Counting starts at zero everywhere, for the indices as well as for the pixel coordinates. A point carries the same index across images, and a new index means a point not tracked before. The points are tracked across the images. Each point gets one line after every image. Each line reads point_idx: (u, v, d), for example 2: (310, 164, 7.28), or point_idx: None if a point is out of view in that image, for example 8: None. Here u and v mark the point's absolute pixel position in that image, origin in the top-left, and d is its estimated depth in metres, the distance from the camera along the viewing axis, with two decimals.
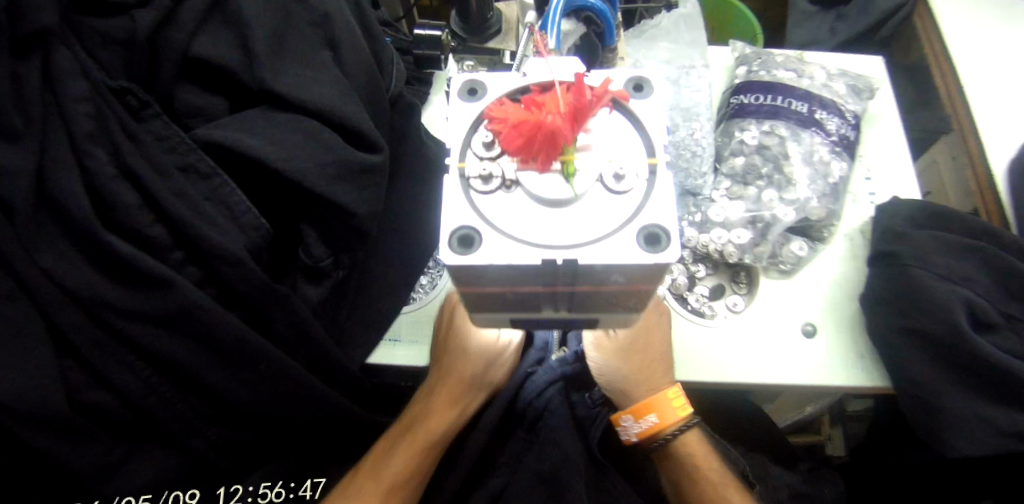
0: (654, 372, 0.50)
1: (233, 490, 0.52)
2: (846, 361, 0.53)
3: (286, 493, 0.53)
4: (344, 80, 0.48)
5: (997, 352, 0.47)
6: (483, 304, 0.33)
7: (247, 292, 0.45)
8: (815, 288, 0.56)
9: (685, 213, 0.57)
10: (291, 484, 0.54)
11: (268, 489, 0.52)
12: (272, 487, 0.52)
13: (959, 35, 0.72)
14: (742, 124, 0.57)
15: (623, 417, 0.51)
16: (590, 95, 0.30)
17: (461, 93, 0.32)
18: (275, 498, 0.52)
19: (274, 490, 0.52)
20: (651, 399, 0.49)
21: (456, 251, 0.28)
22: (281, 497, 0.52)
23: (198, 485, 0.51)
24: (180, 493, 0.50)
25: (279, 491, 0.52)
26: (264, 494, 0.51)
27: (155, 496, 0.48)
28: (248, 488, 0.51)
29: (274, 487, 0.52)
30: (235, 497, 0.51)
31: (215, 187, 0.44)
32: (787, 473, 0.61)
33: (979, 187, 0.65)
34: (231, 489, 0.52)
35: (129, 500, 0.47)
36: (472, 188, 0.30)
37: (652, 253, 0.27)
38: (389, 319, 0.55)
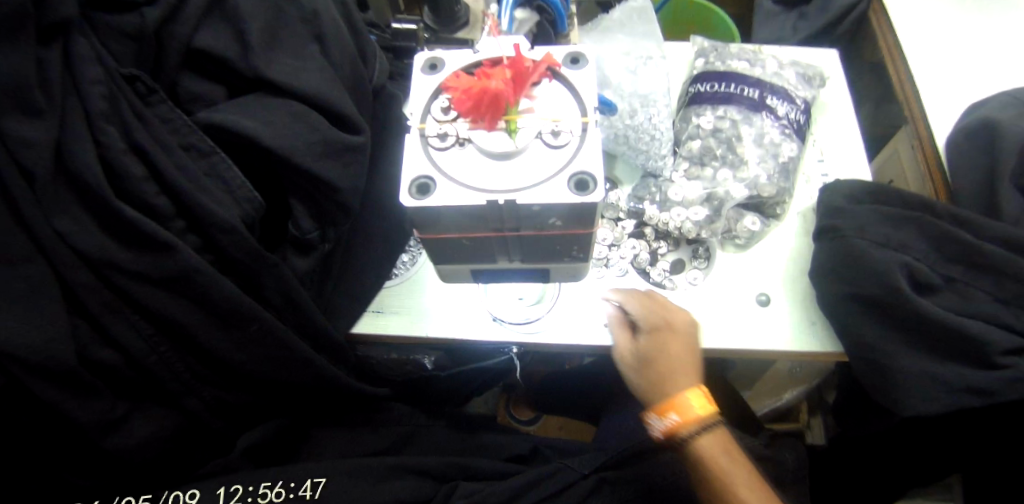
0: (683, 374, 0.50)
1: (233, 489, 0.55)
2: (796, 327, 0.57)
3: (285, 493, 0.55)
4: (330, 69, 0.53)
5: (937, 310, 0.51)
6: (445, 255, 0.38)
7: (241, 259, 0.49)
8: (768, 261, 0.60)
9: (648, 193, 0.61)
10: (291, 484, 0.56)
11: (268, 490, 0.55)
12: (271, 488, 0.56)
13: (908, 31, 0.77)
14: (698, 110, 0.61)
15: (648, 417, 0.52)
16: (529, 65, 0.35)
17: (422, 68, 0.37)
18: (275, 497, 0.55)
19: (274, 490, 0.55)
20: (671, 397, 0.50)
21: (414, 197, 0.33)
22: (280, 497, 0.55)
23: (192, 444, 0.56)
24: (178, 492, 0.56)
25: (279, 491, 0.55)
26: (264, 494, 0.55)
27: (154, 495, 0.56)
28: (248, 489, 0.55)
29: (274, 487, 0.56)
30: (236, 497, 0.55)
31: (214, 163, 0.49)
32: (752, 440, 0.65)
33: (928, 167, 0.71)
34: (231, 490, 0.55)
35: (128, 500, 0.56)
36: (431, 146, 0.35)
37: (581, 195, 0.32)
38: (373, 291, 0.59)
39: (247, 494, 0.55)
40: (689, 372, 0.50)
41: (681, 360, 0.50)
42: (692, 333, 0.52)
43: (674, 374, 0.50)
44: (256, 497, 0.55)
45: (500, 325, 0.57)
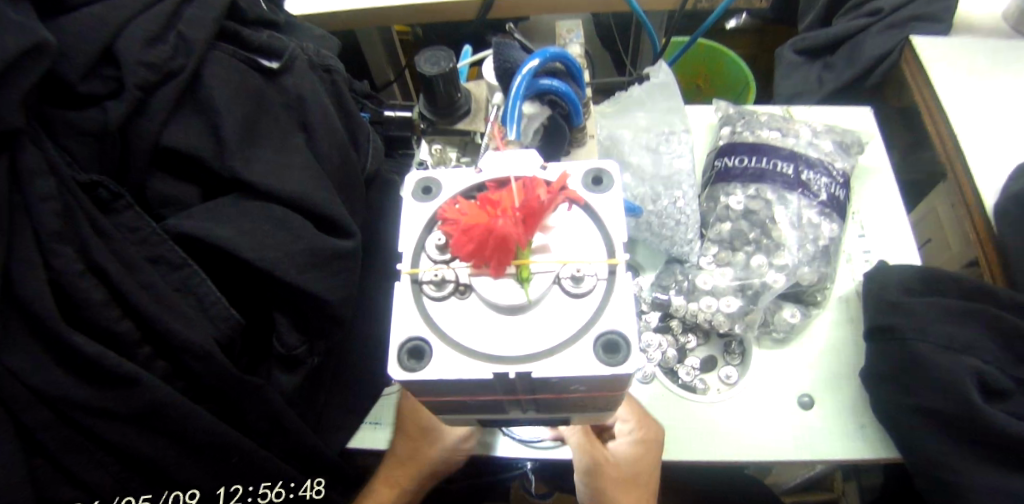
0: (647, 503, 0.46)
1: (234, 489, 0.48)
2: (845, 433, 0.50)
3: (285, 493, 0.49)
4: (316, 164, 0.48)
5: (1017, 425, 0.43)
6: (445, 410, 0.32)
7: (219, 386, 0.43)
8: (812, 357, 0.53)
9: (674, 282, 0.54)
10: (291, 483, 0.49)
11: (268, 489, 0.48)
12: (272, 488, 0.48)
13: (948, 83, 0.71)
14: (727, 188, 0.55)
15: None
16: (545, 193, 0.29)
17: (414, 193, 0.32)
18: (274, 498, 0.49)
19: (274, 490, 0.48)
20: None
21: (405, 366, 0.26)
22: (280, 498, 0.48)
23: None
24: (179, 492, 0.46)
25: (279, 491, 0.48)
26: (264, 494, 0.48)
27: (155, 495, 0.45)
28: (248, 487, 0.48)
29: (274, 488, 0.48)
30: (235, 497, 0.48)
31: (186, 277, 0.43)
32: None
33: (977, 235, 0.64)
34: (231, 489, 0.48)
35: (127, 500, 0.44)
36: (425, 295, 0.29)
37: (609, 364, 0.26)
38: (365, 401, 0.53)
39: (247, 493, 0.49)
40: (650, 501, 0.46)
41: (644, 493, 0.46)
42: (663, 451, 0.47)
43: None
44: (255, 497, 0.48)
45: (516, 443, 0.48)
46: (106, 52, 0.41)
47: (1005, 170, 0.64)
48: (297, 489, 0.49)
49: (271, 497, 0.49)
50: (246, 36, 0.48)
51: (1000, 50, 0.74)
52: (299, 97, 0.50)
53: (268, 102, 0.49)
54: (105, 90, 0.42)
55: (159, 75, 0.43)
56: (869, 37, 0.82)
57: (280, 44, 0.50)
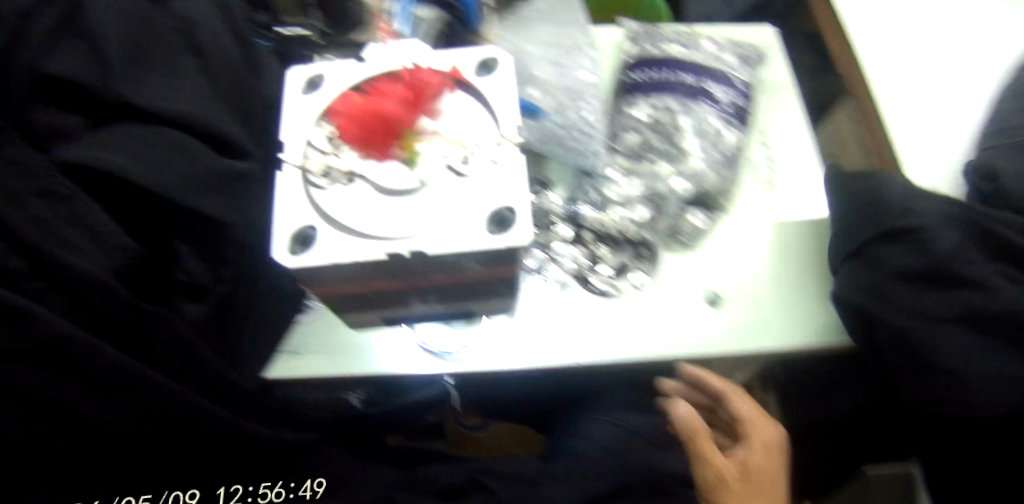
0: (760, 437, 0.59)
1: (233, 490, 0.53)
2: (751, 326, 0.54)
3: (286, 493, 0.53)
4: (211, 87, 0.46)
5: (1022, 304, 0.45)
6: (349, 305, 0.32)
7: (116, 315, 0.41)
8: (716, 257, 0.57)
9: (582, 195, 0.57)
10: (291, 484, 0.53)
11: (267, 489, 0.53)
12: (271, 488, 0.53)
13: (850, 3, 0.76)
14: (632, 100, 0.57)
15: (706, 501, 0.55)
16: (426, 77, 0.30)
17: (301, 88, 0.31)
18: (275, 498, 0.53)
19: (274, 490, 0.53)
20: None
21: (294, 252, 0.27)
22: (280, 497, 0.53)
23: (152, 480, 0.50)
24: (180, 493, 0.51)
25: (279, 491, 0.53)
26: (264, 494, 0.53)
27: (155, 496, 0.51)
28: (248, 488, 0.53)
29: (274, 487, 0.53)
30: (236, 498, 0.53)
31: (78, 210, 0.39)
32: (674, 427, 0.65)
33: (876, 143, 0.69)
34: (231, 489, 0.53)
35: (128, 500, 0.50)
36: (312, 184, 0.28)
37: (501, 235, 0.27)
38: (278, 334, 0.52)
39: (247, 493, 0.53)
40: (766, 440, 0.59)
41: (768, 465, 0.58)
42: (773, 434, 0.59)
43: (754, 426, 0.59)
44: (256, 496, 0.53)
45: (431, 357, 0.51)
46: None
47: (899, 76, 0.69)
48: (297, 489, 0.53)
49: (272, 496, 0.53)
50: None
51: None
52: (187, 18, 0.47)
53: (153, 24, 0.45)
54: None
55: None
56: None
57: None
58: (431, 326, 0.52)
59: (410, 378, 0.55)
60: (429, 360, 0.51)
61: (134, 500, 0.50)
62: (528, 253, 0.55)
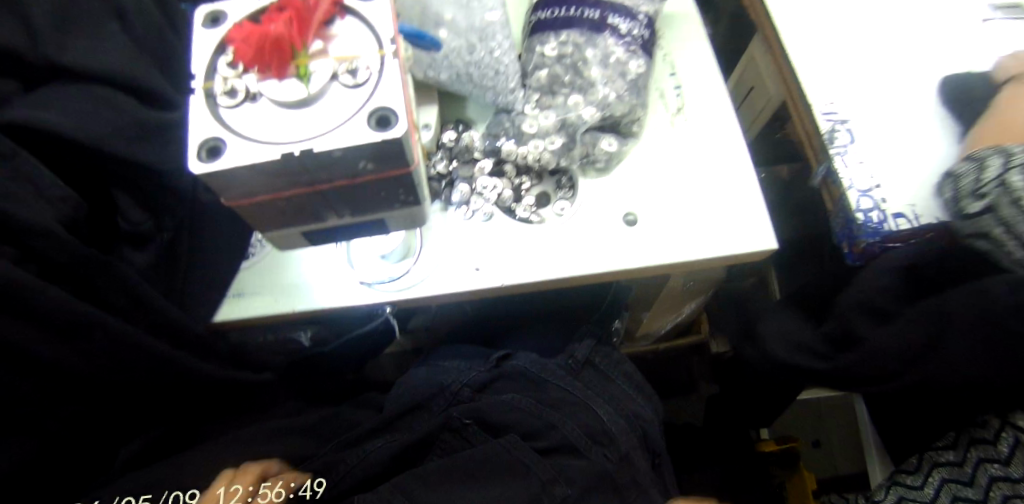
0: None
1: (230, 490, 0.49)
2: (666, 240, 0.60)
3: (286, 494, 0.50)
4: (134, 48, 0.49)
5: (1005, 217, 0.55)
6: (267, 219, 0.36)
7: (66, 263, 0.43)
8: (628, 178, 0.62)
9: (502, 130, 0.60)
10: (291, 484, 0.51)
11: (267, 489, 0.50)
12: (272, 487, 0.50)
13: None
14: (542, 38, 0.61)
15: None
16: (311, 2, 0.33)
17: (204, 22, 0.34)
18: (275, 498, 0.49)
19: (274, 490, 0.50)
20: None
21: (202, 160, 0.30)
22: (281, 497, 0.50)
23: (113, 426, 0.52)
24: (180, 492, 0.49)
25: (279, 492, 0.50)
26: (264, 494, 0.49)
27: (155, 495, 0.48)
28: (247, 489, 0.49)
29: (275, 487, 0.50)
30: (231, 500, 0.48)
31: (20, 164, 0.42)
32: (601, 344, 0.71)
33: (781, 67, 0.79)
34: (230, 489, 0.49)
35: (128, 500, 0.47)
36: (219, 104, 0.32)
37: (382, 132, 0.31)
38: (227, 276, 0.57)
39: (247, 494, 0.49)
40: None
41: None
42: None
43: None
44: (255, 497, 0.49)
45: (361, 287, 0.56)
46: None
47: (803, 18, 0.78)
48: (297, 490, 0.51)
49: (272, 496, 0.49)
50: None
51: None
52: None
53: None
54: None
55: None
56: None
57: None
58: (363, 259, 0.56)
59: (349, 311, 0.59)
60: (359, 291, 0.55)
61: (134, 500, 0.47)
62: (453, 188, 0.60)
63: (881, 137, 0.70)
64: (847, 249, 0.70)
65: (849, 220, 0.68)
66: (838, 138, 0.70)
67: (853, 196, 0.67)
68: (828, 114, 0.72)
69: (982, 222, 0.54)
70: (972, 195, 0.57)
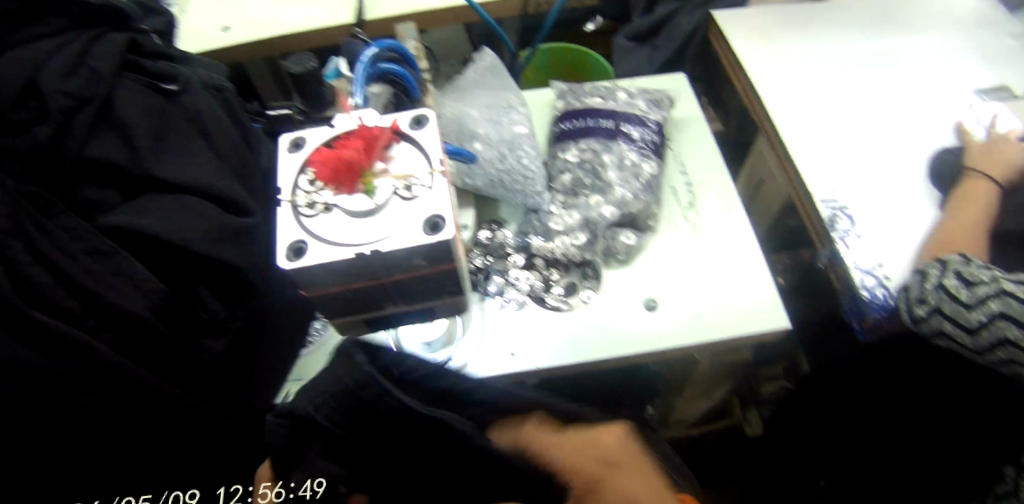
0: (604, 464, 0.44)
1: (233, 490, 0.54)
2: (686, 323, 0.64)
3: (286, 493, 0.56)
4: (218, 162, 0.58)
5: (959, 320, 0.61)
6: (334, 308, 0.42)
7: (155, 347, 0.51)
8: (649, 268, 0.68)
9: (532, 228, 0.68)
10: None
11: (269, 489, 0.55)
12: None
13: (751, 53, 0.93)
14: (564, 147, 0.70)
15: None
16: (376, 133, 0.41)
17: (287, 148, 0.42)
18: (275, 497, 0.55)
19: (274, 491, 0.56)
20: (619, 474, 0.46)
21: (290, 259, 0.37)
22: (279, 497, 0.55)
23: (187, 486, 0.55)
24: (181, 493, 0.53)
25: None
26: (265, 493, 0.55)
27: (157, 497, 0.52)
28: (249, 490, 0.55)
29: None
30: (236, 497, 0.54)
31: (121, 263, 0.50)
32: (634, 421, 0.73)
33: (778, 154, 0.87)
34: (231, 489, 0.55)
35: (129, 501, 0.50)
36: (302, 215, 0.39)
37: (434, 235, 0.37)
38: (285, 361, 0.62)
39: (246, 493, 0.54)
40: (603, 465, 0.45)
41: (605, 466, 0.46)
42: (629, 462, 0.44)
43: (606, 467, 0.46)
44: (257, 494, 0.54)
45: None
46: (29, 84, 0.48)
47: (801, 117, 0.86)
48: None
49: None
50: (145, 64, 0.57)
51: (767, 28, 0.96)
52: (196, 110, 0.59)
53: (169, 116, 0.57)
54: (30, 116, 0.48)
55: (76, 101, 0.50)
56: (682, 17, 1.02)
57: (173, 70, 0.59)
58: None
59: None
60: None
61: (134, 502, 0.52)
62: (489, 279, 0.65)
63: (879, 220, 0.75)
64: (858, 324, 0.76)
65: (855, 297, 0.73)
66: (841, 223, 0.76)
67: (856, 274, 0.71)
68: (828, 201, 0.78)
69: (933, 324, 0.63)
70: (918, 300, 0.64)
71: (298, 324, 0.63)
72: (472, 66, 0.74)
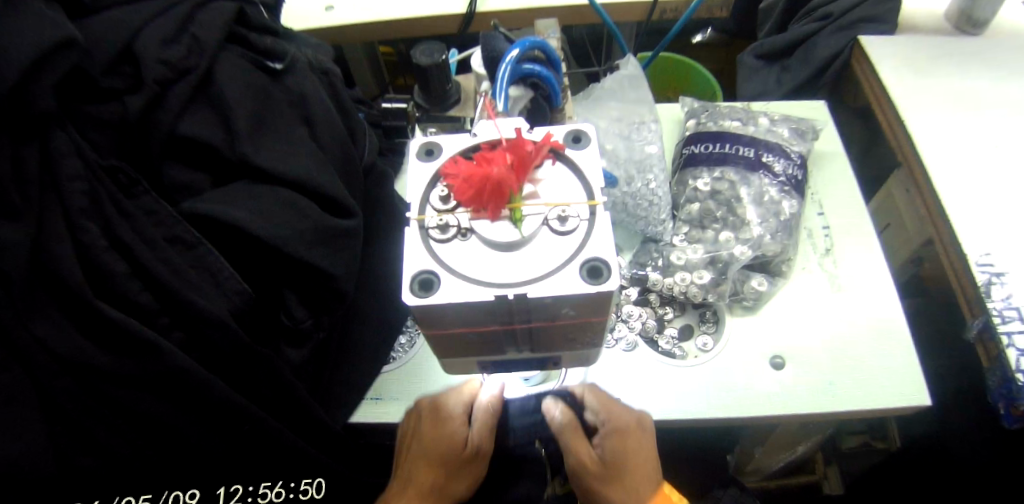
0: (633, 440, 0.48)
1: (234, 490, 0.51)
2: (817, 388, 0.55)
3: (286, 494, 0.52)
4: (319, 152, 0.52)
5: None
6: (453, 350, 0.35)
7: (231, 354, 0.46)
8: (779, 320, 0.59)
9: (649, 259, 0.61)
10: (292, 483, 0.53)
11: (268, 489, 0.51)
12: (271, 488, 0.52)
13: (900, 82, 0.82)
14: (695, 172, 0.62)
15: None
16: (531, 148, 0.34)
17: (418, 154, 0.36)
18: (275, 498, 0.52)
19: (274, 490, 0.52)
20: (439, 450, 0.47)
21: (416, 294, 0.30)
22: (280, 498, 0.51)
23: (198, 485, 0.51)
24: (180, 493, 0.50)
25: (279, 491, 0.52)
26: (264, 494, 0.52)
27: (155, 496, 0.49)
28: (248, 488, 0.52)
29: (274, 487, 0.52)
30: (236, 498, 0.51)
31: (201, 255, 0.45)
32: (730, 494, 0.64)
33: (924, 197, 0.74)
34: (231, 489, 0.51)
35: (128, 500, 0.48)
36: (431, 238, 0.32)
37: (594, 284, 0.30)
38: (367, 378, 0.56)
39: (247, 493, 0.52)
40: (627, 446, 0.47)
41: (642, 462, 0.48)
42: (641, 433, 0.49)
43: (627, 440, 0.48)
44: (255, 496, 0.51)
45: None
46: (126, 48, 0.44)
47: (950, 160, 0.74)
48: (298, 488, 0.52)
49: (272, 497, 0.51)
50: (252, 39, 0.52)
51: (922, 56, 0.85)
52: (301, 94, 0.53)
53: (272, 98, 0.52)
54: (124, 85, 0.45)
55: (176, 72, 0.45)
56: (821, 40, 0.92)
57: (282, 46, 0.54)
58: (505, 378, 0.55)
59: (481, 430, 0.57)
60: None
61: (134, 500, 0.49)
62: None
63: None
64: (1003, 409, 0.63)
65: (1006, 379, 0.60)
66: (996, 292, 0.63)
67: (1013, 356, 0.59)
68: (983, 265, 0.65)
69: None
70: None
71: (389, 334, 0.58)
72: (611, 75, 0.69)
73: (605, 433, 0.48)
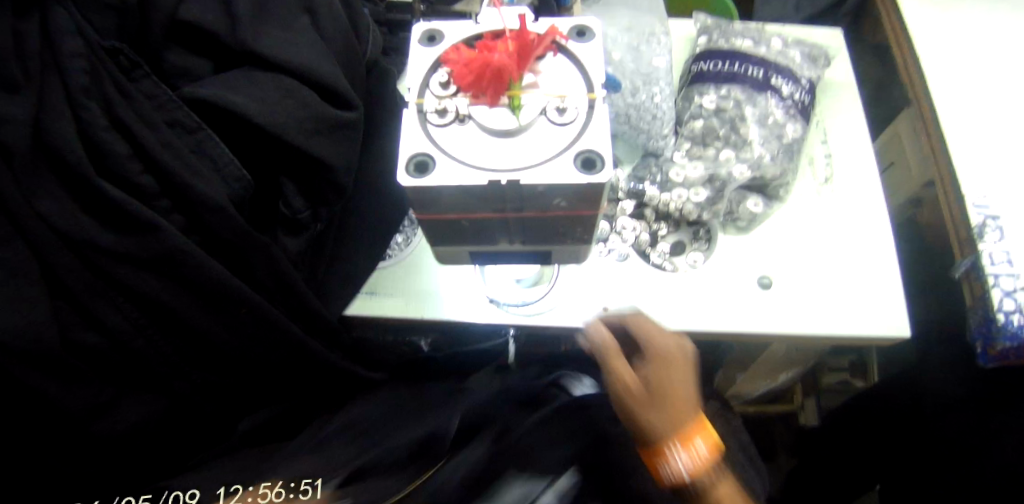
0: (677, 367, 0.49)
1: (233, 490, 0.47)
2: (800, 310, 0.57)
3: None
4: (320, 41, 0.51)
5: None
6: (444, 239, 0.37)
7: (230, 239, 0.48)
8: (769, 241, 0.60)
9: (648, 174, 0.61)
10: (293, 486, 0.50)
11: None
12: None
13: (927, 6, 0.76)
14: (701, 89, 0.61)
15: (670, 453, 0.46)
16: (533, 37, 0.33)
17: (420, 39, 0.35)
18: None
19: None
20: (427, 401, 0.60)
21: (412, 174, 0.31)
22: None
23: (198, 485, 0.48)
24: (180, 492, 0.47)
25: None
26: None
27: (155, 496, 0.48)
28: (251, 490, 0.49)
29: None
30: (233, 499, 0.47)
31: (200, 141, 0.46)
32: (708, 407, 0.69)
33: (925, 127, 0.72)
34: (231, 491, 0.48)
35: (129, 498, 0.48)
36: (429, 122, 0.33)
37: (588, 175, 0.31)
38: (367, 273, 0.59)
39: (249, 497, 0.49)
40: (673, 371, 0.48)
41: (684, 388, 0.48)
42: (688, 355, 0.50)
43: (670, 361, 0.49)
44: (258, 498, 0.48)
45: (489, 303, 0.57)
46: None
47: (960, 98, 0.70)
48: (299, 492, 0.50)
49: None
50: None
51: None
52: None
53: None
54: None
55: None
56: None
57: None
58: (500, 280, 0.57)
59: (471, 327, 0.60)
60: (489, 309, 0.56)
61: (133, 501, 0.48)
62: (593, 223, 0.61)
63: None
64: (980, 349, 0.62)
65: (987, 319, 0.61)
66: (988, 234, 0.62)
67: (997, 296, 0.59)
68: (979, 207, 0.64)
69: None
70: None
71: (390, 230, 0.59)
72: None
73: (649, 356, 0.49)
